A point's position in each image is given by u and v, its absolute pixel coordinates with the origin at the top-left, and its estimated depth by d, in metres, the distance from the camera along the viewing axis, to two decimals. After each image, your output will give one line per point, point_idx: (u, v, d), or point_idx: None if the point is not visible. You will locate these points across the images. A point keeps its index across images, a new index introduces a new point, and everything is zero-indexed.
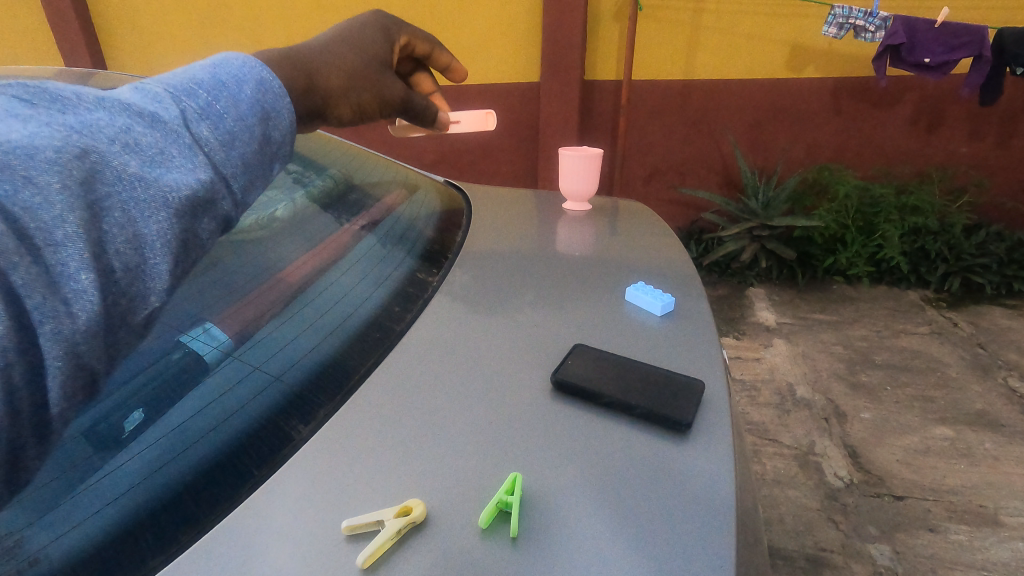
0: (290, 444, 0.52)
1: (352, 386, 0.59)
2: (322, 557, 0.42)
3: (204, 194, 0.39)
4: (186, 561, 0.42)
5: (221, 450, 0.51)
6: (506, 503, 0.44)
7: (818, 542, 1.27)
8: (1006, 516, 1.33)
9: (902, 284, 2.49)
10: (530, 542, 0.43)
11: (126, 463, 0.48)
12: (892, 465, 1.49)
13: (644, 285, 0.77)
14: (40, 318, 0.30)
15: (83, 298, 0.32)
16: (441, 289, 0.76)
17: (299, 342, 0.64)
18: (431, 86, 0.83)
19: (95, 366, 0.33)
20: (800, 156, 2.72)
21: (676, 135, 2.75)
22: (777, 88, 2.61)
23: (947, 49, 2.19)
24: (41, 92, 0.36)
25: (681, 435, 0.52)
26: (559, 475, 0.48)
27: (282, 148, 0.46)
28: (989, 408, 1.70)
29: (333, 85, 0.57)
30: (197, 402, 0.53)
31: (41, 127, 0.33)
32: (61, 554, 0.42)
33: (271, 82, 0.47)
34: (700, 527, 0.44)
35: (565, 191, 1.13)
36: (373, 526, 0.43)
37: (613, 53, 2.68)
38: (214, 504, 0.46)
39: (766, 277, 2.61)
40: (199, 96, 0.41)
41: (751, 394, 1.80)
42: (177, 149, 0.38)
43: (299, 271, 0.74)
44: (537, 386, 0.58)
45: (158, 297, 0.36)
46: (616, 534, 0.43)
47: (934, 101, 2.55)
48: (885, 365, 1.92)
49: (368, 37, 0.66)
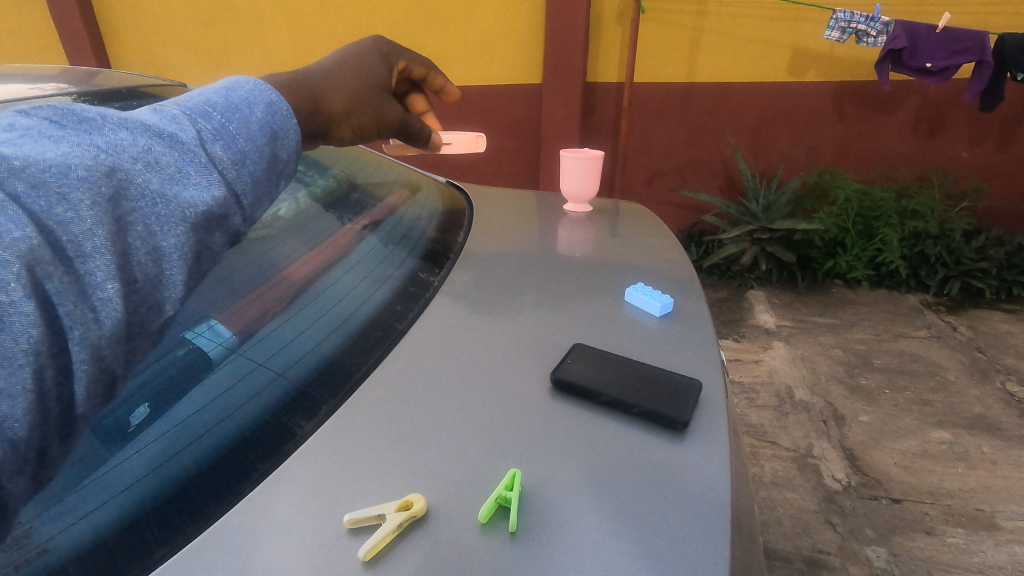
0: (292, 439, 0.52)
1: (354, 383, 0.59)
2: (325, 553, 0.42)
3: (218, 210, 0.39)
4: (189, 554, 0.42)
5: (223, 444, 0.51)
6: (506, 498, 0.45)
7: (815, 544, 1.28)
8: (1003, 520, 1.34)
9: (902, 287, 2.50)
10: (529, 536, 0.44)
11: (133, 456, 0.48)
12: (890, 468, 1.50)
13: (645, 286, 0.78)
14: (70, 324, 0.31)
15: (108, 306, 0.33)
16: (442, 289, 0.76)
17: (301, 339, 0.65)
18: (425, 107, 0.83)
19: (116, 370, 0.34)
20: (800, 158, 2.73)
21: (676, 136, 2.77)
22: (778, 91, 2.63)
23: (948, 54, 2.19)
24: (69, 113, 0.36)
25: (679, 434, 0.53)
26: (558, 473, 0.49)
27: (289, 167, 0.47)
28: (988, 412, 1.71)
29: (336, 109, 0.58)
30: (200, 399, 0.54)
31: (72, 147, 0.34)
32: (68, 544, 0.42)
33: (279, 104, 0.47)
34: (695, 524, 0.45)
35: (567, 193, 1.14)
36: (374, 520, 0.44)
37: (615, 56, 2.68)
38: (217, 498, 0.47)
39: (766, 280, 2.62)
40: (213, 117, 0.42)
41: (750, 396, 1.81)
42: (194, 167, 0.39)
43: (302, 269, 0.75)
44: (537, 385, 0.59)
45: (173, 307, 0.37)
46: (614, 530, 0.44)
47: (936, 105, 2.55)
48: (884, 369, 1.93)
49: (368, 62, 0.67)
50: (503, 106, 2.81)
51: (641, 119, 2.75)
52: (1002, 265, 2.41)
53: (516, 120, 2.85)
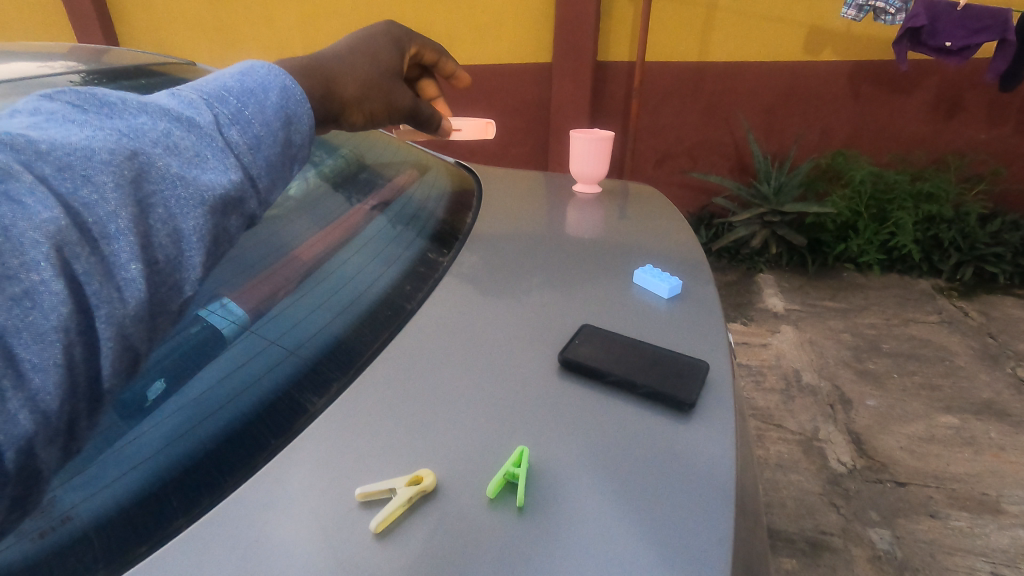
0: (304, 415, 0.54)
1: (364, 361, 0.61)
2: (339, 524, 0.44)
3: (235, 194, 0.40)
4: (207, 523, 0.44)
5: (236, 420, 0.53)
6: (513, 475, 0.47)
7: (818, 525, 1.30)
8: (1008, 505, 1.34)
9: (913, 272, 2.47)
10: (535, 511, 0.45)
11: (150, 430, 0.50)
12: (896, 452, 1.50)
13: (653, 268, 0.78)
14: (97, 303, 0.32)
15: (132, 286, 0.34)
16: (451, 270, 0.77)
17: (312, 318, 0.66)
18: (435, 92, 0.82)
19: (139, 348, 0.35)
20: (814, 140, 2.69)
21: (688, 118, 2.74)
22: (792, 72, 2.58)
23: (969, 33, 2.12)
24: (91, 98, 0.37)
25: (684, 414, 0.54)
26: (563, 451, 0.50)
27: (302, 151, 0.48)
28: (997, 398, 1.70)
29: (349, 94, 0.58)
30: (213, 375, 0.56)
31: (96, 131, 0.35)
32: (91, 512, 0.44)
33: (293, 88, 0.48)
34: (699, 501, 0.46)
35: (576, 173, 1.13)
36: (385, 494, 0.46)
37: (626, 35, 2.63)
38: (231, 472, 0.48)
39: (776, 263, 2.60)
40: (230, 102, 0.43)
41: (757, 378, 1.82)
42: (212, 151, 0.40)
43: (311, 250, 0.76)
44: (545, 366, 0.60)
45: (192, 287, 0.38)
46: (619, 507, 0.45)
47: (956, 86, 2.48)
48: (893, 353, 1.92)
49: (379, 46, 0.67)
50: (512, 87, 2.79)
51: (652, 100, 2.73)
52: (1017, 250, 2.38)
53: (525, 101, 2.83)
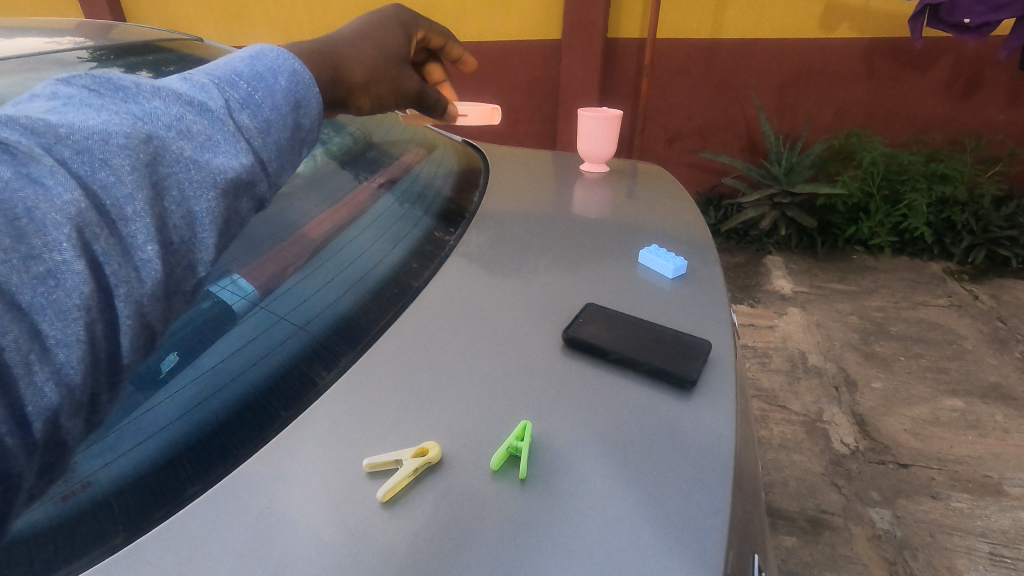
0: (313, 388, 0.56)
1: (371, 337, 0.62)
2: (348, 491, 0.46)
3: (246, 176, 0.41)
4: (221, 490, 0.46)
5: (248, 392, 0.55)
6: (516, 448, 0.48)
7: (819, 504, 1.32)
8: (1009, 487, 1.35)
9: (924, 255, 2.45)
10: (537, 483, 0.46)
11: (166, 401, 0.52)
12: (899, 434, 1.51)
13: (658, 247, 0.79)
14: (116, 283, 0.33)
15: (148, 266, 0.35)
16: (457, 248, 0.78)
17: (321, 294, 0.68)
18: (441, 77, 0.83)
19: (156, 326, 0.37)
20: (828, 119, 2.64)
21: (699, 96, 2.70)
22: (806, 49, 2.52)
23: (990, 9, 2.03)
24: (106, 82, 0.38)
25: (685, 392, 0.56)
26: (566, 427, 0.51)
27: (310, 135, 0.49)
28: (1003, 381, 1.70)
29: (356, 78, 0.58)
30: (225, 349, 0.58)
31: (112, 115, 0.36)
32: (110, 478, 0.46)
33: (302, 73, 0.48)
34: (698, 477, 0.47)
35: (584, 152, 1.13)
36: (391, 465, 0.47)
37: (638, 10, 2.58)
38: (244, 441, 0.50)
39: (785, 245, 2.59)
40: (240, 86, 0.44)
41: (762, 360, 1.83)
42: (223, 135, 0.41)
43: (319, 227, 0.77)
44: (549, 343, 0.61)
45: (205, 268, 0.39)
46: (616, 477, 0.47)
47: (975, 63, 2.41)
48: (901, 337, 1.92)
49: (387, 29, 0.67)
50: (520, 65, 2.75)
51: (662, 77, 2.70)
52: None
53: (534, 78, 2.79)
